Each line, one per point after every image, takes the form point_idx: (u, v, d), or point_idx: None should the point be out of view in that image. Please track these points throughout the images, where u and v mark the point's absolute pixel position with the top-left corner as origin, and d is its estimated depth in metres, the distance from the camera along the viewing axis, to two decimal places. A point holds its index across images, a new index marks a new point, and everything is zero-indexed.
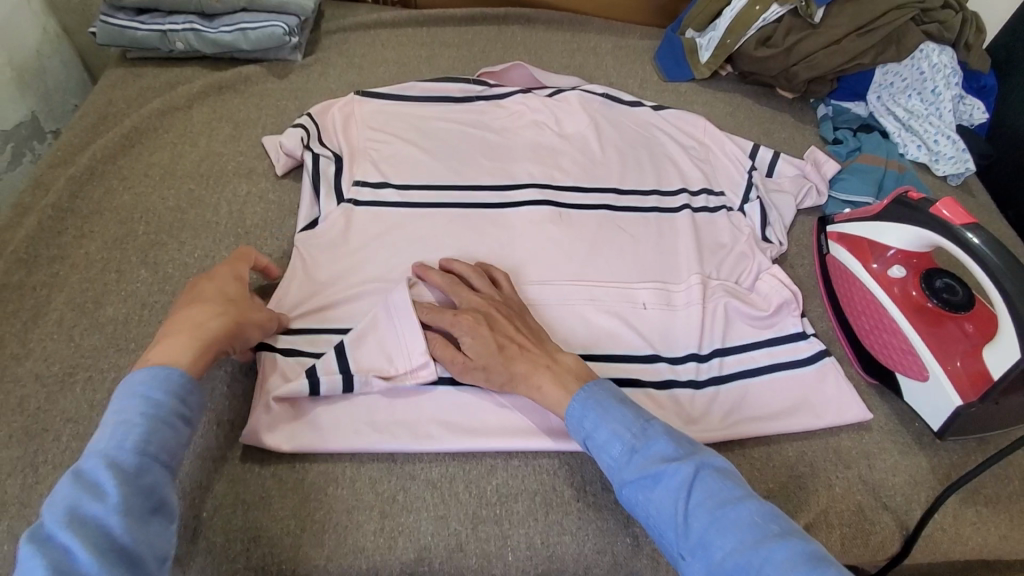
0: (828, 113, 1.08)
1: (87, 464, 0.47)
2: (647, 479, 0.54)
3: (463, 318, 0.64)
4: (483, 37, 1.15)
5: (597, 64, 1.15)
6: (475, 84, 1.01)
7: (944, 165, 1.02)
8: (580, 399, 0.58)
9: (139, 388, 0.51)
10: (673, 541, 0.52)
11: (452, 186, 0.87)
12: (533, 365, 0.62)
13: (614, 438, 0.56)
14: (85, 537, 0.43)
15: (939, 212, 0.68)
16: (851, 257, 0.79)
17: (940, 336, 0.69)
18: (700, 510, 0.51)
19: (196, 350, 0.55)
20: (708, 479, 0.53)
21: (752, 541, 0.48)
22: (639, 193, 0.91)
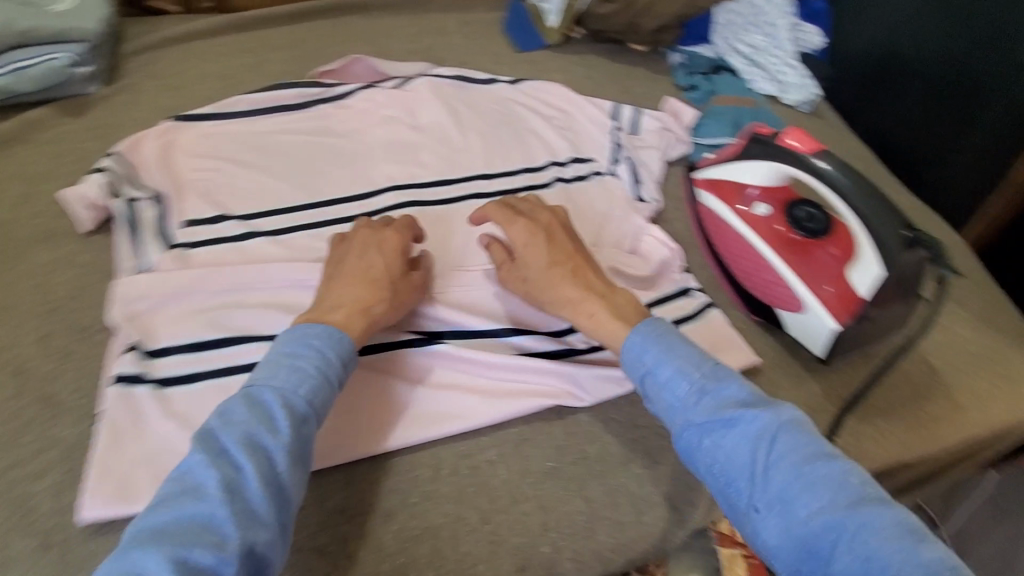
0: (682, 61, 1.08)
1: (258, 395, 0.52)
2: (720, 423, 0.54)
3: (521, 224, 0.67)
4: (317, 32, 1.05)
5: (444, 44, 1.08)
6: (312, 87, 0.91)
7: (793, 94, 1.04)
8: (641, 334, 0.60)
9: (311, 341, 0.55)
10: (746, 492, 0.52)
11: (304, 206, 0.79)
12: (582, 288, 0.64)
13: (681, 379, 0.57)
14: (259, 466, 0.48)
15: (788, 143, 0.70)
16: (718, 202, 0.79)
17: (809, 265, 0.70)
18: (783, 462, 0.51)
19: (364, 326, 0.59)
20: (796, 431, 0.53)
21: (847, 504, 0.48)
22: (507, 175, 0.87)
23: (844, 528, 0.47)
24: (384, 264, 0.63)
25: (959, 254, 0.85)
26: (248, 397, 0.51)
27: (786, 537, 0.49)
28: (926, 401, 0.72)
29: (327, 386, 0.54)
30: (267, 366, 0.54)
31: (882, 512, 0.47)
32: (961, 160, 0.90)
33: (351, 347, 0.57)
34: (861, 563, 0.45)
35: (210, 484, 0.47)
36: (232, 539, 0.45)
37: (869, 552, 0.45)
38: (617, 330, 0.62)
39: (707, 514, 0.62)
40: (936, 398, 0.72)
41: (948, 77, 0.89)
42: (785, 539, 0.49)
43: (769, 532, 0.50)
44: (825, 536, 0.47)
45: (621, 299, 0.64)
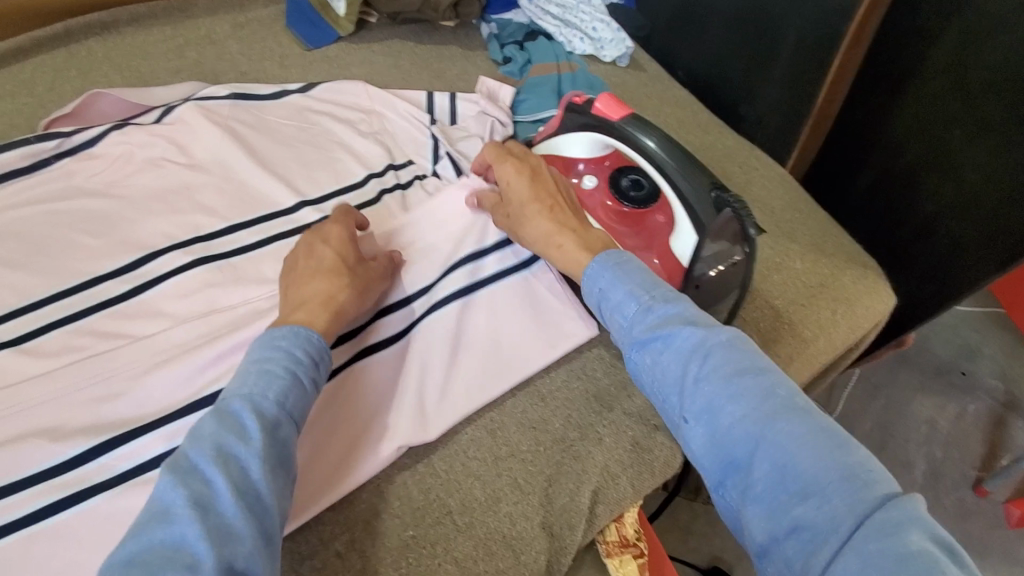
0: (492, 31, 1.00)
1: (230, 405, 0.48)
2: (659, 342, 0.53)
3: (512, 160, 0.66)
4: (48, 69, 0.85)
5: (218, 55, 0.92)
6: (42, 140, 0.73)
7: (608, 50, 1.00)
8: (597, 262, 0.59)
9: (280, 342, 0.52)
10: (678, 404, 0.52)
11: (57, 295, 0.64)
12: (556, 224, 0.62)
13: (631, 299, 0.56)
14: (228, 475, 0.45)
15: (598, 110, 0.65)
16: None
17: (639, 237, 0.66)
18: (715, 379, 0.50)
19: (333, 315, 0.57)
20: (732, 349, 0.51)
21: (767, 415, 0.47)
22: (316, 201, 0.76)
23: (767, 441, 0.46)
24: (332, 255, 0.60)
25: (781, 187, 0.87)
26: (217, 409, 0.48)
27: (711, 444, 0.49)
28: (776, 344, 0.73)
29: (296, 387, 0.50)
30: (238, 373, 0.50)
31: (810, 426, 0.47)
32: (770, 90, 0.90)
33: (321, 342, 0.54)
34: (777, 470, 0.45)
35: (177, 505, 0.43)
36: (207, 558, 0.41)
37: (787, 461, 0.45)
38: (583, 261, 0.60)
39: (589, 530, 0.58)
40: (783, 338, 0.73)
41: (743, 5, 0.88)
42: (711, 448, 0.49)
43: (695, 441, 0.50)
44: (745, 445, 0.47)
45: (596, 238, 0.62)
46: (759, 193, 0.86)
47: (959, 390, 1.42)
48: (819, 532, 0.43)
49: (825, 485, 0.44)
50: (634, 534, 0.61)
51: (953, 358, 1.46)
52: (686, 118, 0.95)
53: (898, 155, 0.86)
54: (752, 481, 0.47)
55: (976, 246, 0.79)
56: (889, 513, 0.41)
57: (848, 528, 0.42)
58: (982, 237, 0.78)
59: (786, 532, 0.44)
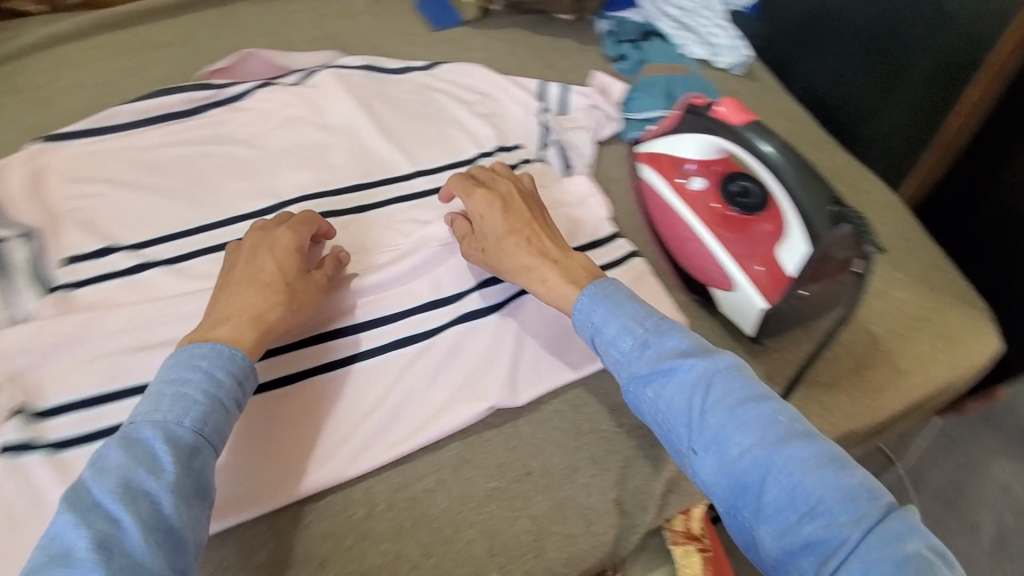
0: (609, 28, 1.02)
1: (138, 433, 0.48)
2: (660, 375, 0.54)
3: (481, 194, 0.66)
4: (205, 25, 0.94)
5: (352, 28, 0.99)
6: (201, 89, 0.82)
7: (724, 56, 1.00)
8: (589, 295, 0.59)
9: (199, 363, 0.52)
10: (685, 435, 0.52)
11: (206, 226, 0.72)
12: (535, 256, 0.62)
13: (626, 333, 0.56)
14: (138, 517, 0.44)
15: (718, 113, 0.66)
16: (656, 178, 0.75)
17: (744, 242, 0.67)
18: (718, 408, 0.51)
19: (262, 333, 0.56)
20: (727, 377, 0.52)
21: (772, 440, 0.48)
22: (430, 172, 0.81)
23: (773, 466, 0.47)
24: (274, 266, 0.59)
25: (891, 214, 0.85)
26: (124, 440, 0.47)
27: (721, 474, 0.49)
28: (869, 370, 0.72)
29: (218, 411, 0.51)
30: (149, 400, 0.50)
31: (810, 446, 0.48)
32: (894, 112, 0.87)
33: (247, 362, 0.54)
34: (786, 493, 0.46)
35: (78, 548, 0.42)
36: None
37: (795, 482, 0.46)
38: (568, 293, 0.61)
39: (659, 515, 0.60)
40: (876, 366, 0.72)
41: (876, 22, 0.85)
42: (720, 477, 0.49)
43: (705, 472, 0.50)
44: (755, 471, 0.48)
45: (577, 265, 0.62)
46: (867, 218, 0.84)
47: None
48: (834, 549, 0.44)
49: (830, 503, 0.45)
50: (699, 530, 0.63)
51: None
52: (796, 133, 0.94)
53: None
54: (762, 505, 0.47)
55: None
56: (892, 526, 0.43)
57: (857, 541, 0.43)
58: None
59: (804, 554, 0.45)
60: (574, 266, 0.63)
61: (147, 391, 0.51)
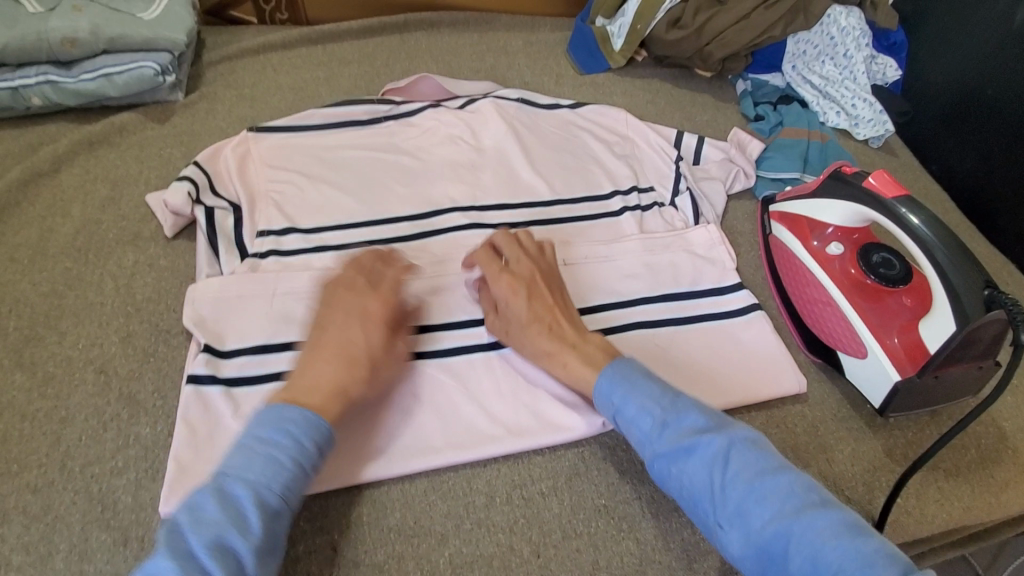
0: (748, 88, 1.07)
1: (230, 488, 0.50)
2: (683, 454, 0.55)
3: (501, 278, 0.66)
4: (385, 48, 1.08)
5: (508, 63, 1.09)
6: (380, 103, 0.94)
7: (864, 129, 1.01)
8: (606, 375, 0.60)
9: (288, 427, 0.54)
10: (711, 510, 0.54)
11: (370, 222, 0.82)
12: (558, 346, 0.63)
13: (646, 413, 0.57)
14: (226, 570, 0.47)
15: (869, 184, 0.68)
16: (791, 237, 0.77)
17: (879, 311, 0.68)
18: (738, 483, 0.53)
19: (340, 405, 0.58)
20: (743, 451, 0.54)
21: (792, 511, 0.51)
22: (566, 202, 0.88)
23: (796, 535, 0.50)
24: (362, 339, 0.61)
25: None
26: (218, 493, 0.50)
27: (748, 546, 0.51)
28: (995, 467, 0.68)
29: (300, 476, 0.53)
30: (242, 455, 0.52)
31: (826, 515, 0.50)
32: None
33: (329, 431, 0.56)
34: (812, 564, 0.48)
35: None
36: None
37: (817, 552, 0.48)
38: (588, 376, 0.62)
39: None
40: (1006, 463, 0.69)
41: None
42: (748, 551, 0.51)
43: (733, 545, 0.52)
44: (778, 543, 0.50)
45: (594, 349, 0.63)
46: None
47: None
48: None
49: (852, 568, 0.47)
50: None
51: None
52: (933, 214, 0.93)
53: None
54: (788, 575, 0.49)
55: None
56: None
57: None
58: None
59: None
60: (591, 347, 0.64)
61: (235, 444, 0.54)
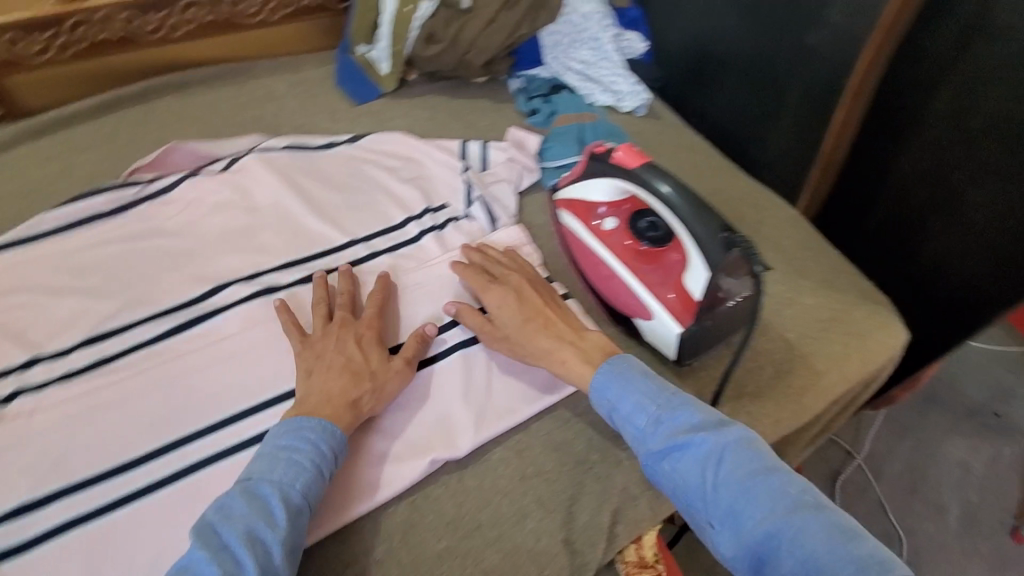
0: (521, 86, 1.10)
1: (258, 488, 0.54)
2: (675, 449, 0.58)
3: (490, 290, 0.70)
4: (130, 123, 0.97)
5: (276, 110, 1.03)
6: (126, 188, 0.84)
7: (628, 101, 1.09)
8: (604, 374, 0.63)
9: (307, 434, 0.57)
10: (703, 508, 0.56)
11: (137, 322, 0.73)
12: (558, 342, 0.66)
13: (639, 410, 0.60)
14: (258, 559, 0.50)
15: (616, 157, 0.73)
16: (574, 221, 0.81)
17: (655, 273, 0.73)
18: (730, 480, 0.55)
19: (353, 413, 0.61)
20: (737, 450, 0.56)
21: (784, 511, 0.52)
22: (360, 241, 0.84)
23: (788, 537, 0.50)
24: (359, 354, 0.65)
25: (792, 227, 0.93)
26: (246, 493, 0.53)
27: (740, 546, 0.53)
28: (789, 377, 0.76)
29: (319, 479, 0.56)
30: (264, 460, 0.56)
31: (820, 518, 0.51)
32: (777, 140, 0.96)
33: (343, 438, 0.59)
34: (801, 566, 0.49)
35: None
36: None
37: (809, 554, 0.49)
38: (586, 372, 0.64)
39: (609, 549, 0.62)
40: (797, 370, 0.77)
41: (746, 64, 0.96)
42: (739, 551, 0.53)
43: (725, 544, 0.54)
44: (769, 543, 0.51)
45: (591, 346, 0.66)
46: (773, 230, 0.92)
47: (992, 432, 1.40)
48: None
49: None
50: (652, 556, 0.66)
51: (985, 399, 1.44)
52: (700, 162, 1.02)
53: (896, 208, 0.90)
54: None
55: (993, 287, 0.82)
56: None
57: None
58: (998, 276, 0.81)
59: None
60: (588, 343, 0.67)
61: (258, 451, 0.58)
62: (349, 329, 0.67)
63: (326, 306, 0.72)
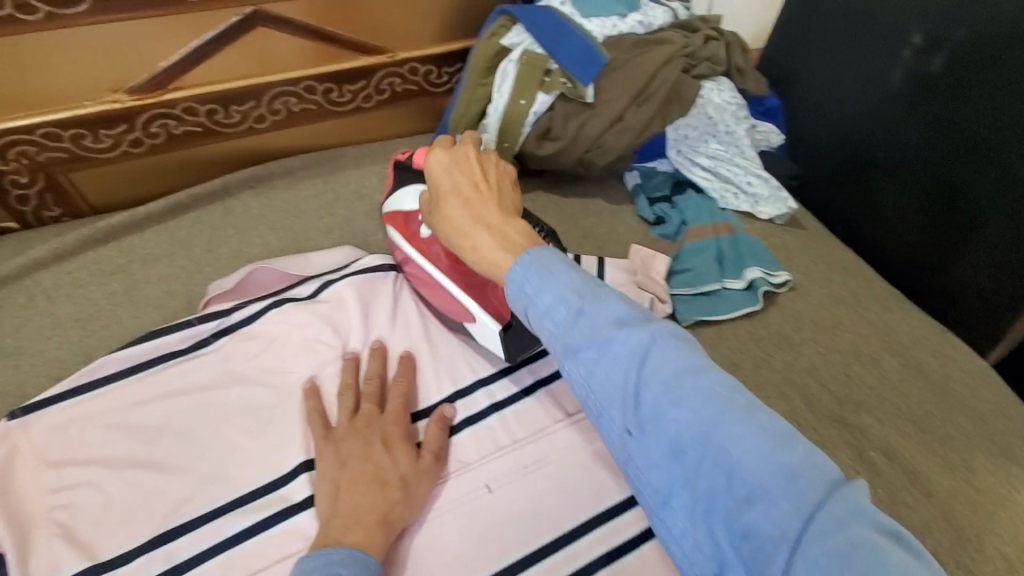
0: (639, 182, 0.97)
1: None
2: (592, 346, 0.47)
3: (439, 150, 0.66)
4: (205, 226, 0.85)
5: (366, 210, 0.91)
6: (203, 322, 0.71)
7: (767, 208, 0.95)
8: (525, 263, 0.52)
9: (340, 569, 0.49)
10: (617, 416, 0.45)
11: (216, 513, 0.59)
12: (468, 219, 0.60)
13: (559, 302, 0.49)
14: None
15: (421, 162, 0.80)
16: (398, 234, 0.79)
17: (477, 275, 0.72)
18: (652, 382, 0.44)
19: (384, 528, 0.55)
20: (666, 349, 0.46)
21: (710, 416, 0.42)
22: (471, 396, 0.71)
23: (709, 440, 0.41)
24: (385, 461, 0.60)
25: (987, 385, 0.79)
26: None
27: (658, 459, 0.43)
28: None
29: None
30: None
31: (740, 415, 0.42)
32: (961, 270, 0.84)
33: (377, 566, 0.52)
34: (726, 481, 0.40)
35: None
36: None
37: (731, 464, 0.40)
38: (500, 258, 0.56)
39: None
40: None
41: (920, 174, 0.86)
42: (656, 457, 0.43)
43: (641, 455, 0.44)
44: (689, 448, 0.42)
45: (512, 230, 0.58)
46: (962, 393, 0.78)
47: None
48: (769, 528, 0.38)
49: (765, 484, 0.39)
50: None
51: None
52: (860, 291, 0.89)
53: None
54: (698, 496, 0.41)
55: None
56: (836, 511, 0.37)
57: (799, 529, 0.37)
58: None
59: (735, 539, 0.39)
60: (509, 231, 0.59)
61: None
62: (372, 425, 0.63)
63: (352, 395, 0.66)
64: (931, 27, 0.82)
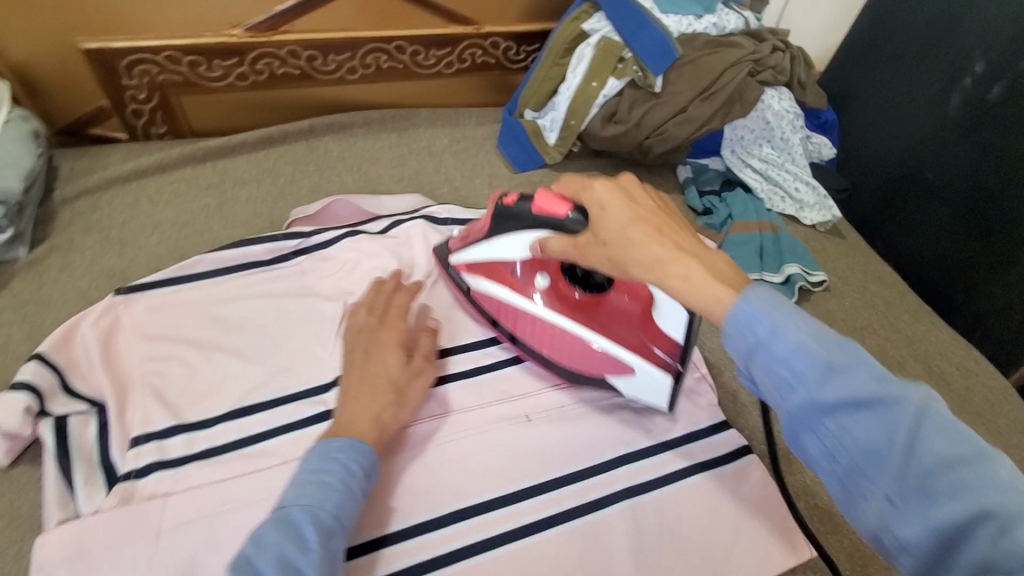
0: (690, 175, 1.02)
1: (290, 515, 0.49)
2: (847, 408, 0.37)
3: (602, 182, 0.50)
4: (288, 160, 0.93)
5: (434, 166, 0.98)
6: (286, 239, 0.79)
7: (810, 213, 0.99)
8: (750, 301, 0.41)
9: (334, 453, 0.54)
10: (871, 479, 0.37)
11: (284, 399, 0.66)
12: (672, 251, 0.45)
13: (802, 353, 0.39)
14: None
15: (547, 195, 0.59)
16: (495, 286, 0.72)
17: (607, 318, 0.68)
18: (928, 459, 0.36)
19: None
20: (938, 417, 0.36)
21: (992, 490, 0.34)
22: None
23: (996, 525, 0.33)
24: None
25: (1005, 404, 0.81)
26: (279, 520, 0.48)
27: (925, 534, 0.35)
28: None
29: (348, 502, 0.52)
30: (295, 486, 0.52)
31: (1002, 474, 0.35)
32: (996, 293, 0.88)
33: (372, 457, 0.56)
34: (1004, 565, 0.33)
35: None
36: None
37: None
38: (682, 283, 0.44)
39: None
40: None
41: (977, 206, 0.88)
42: (919, 535, 0.35)
43: (899, 530, 0.36)
44: (966, 525, 0.34)
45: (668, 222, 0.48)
46: (979, 406, 0.81)
47: None
48: None
49: None
50: None
51: None
52: (892, 302, 0.93)
53: None
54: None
55: None
56: None
57: None
58: None
59: None
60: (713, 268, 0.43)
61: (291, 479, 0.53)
62: (429, 343, 0.70)
63: (411, 318, 0.73)
64: (993, 57, 0.86)
